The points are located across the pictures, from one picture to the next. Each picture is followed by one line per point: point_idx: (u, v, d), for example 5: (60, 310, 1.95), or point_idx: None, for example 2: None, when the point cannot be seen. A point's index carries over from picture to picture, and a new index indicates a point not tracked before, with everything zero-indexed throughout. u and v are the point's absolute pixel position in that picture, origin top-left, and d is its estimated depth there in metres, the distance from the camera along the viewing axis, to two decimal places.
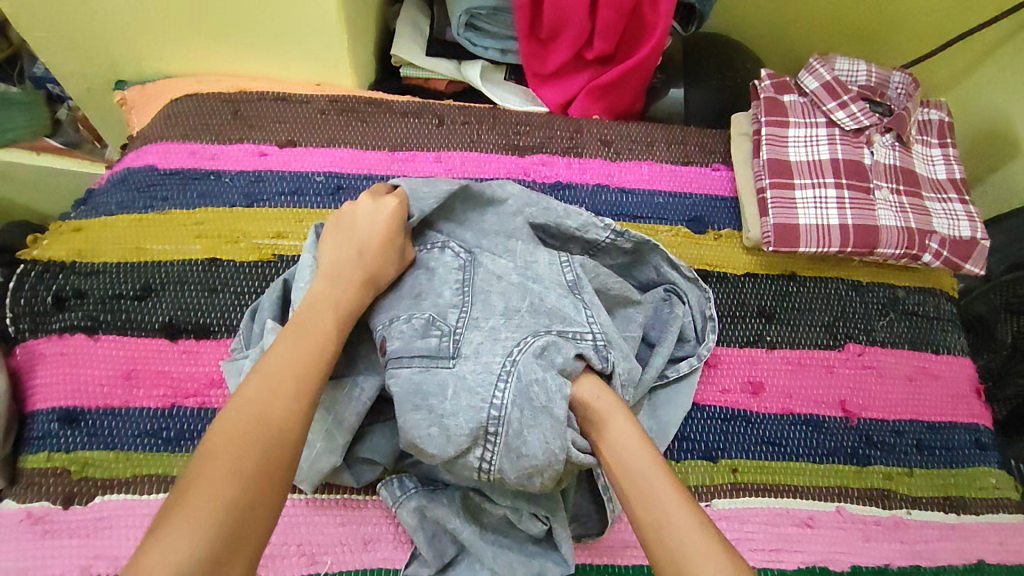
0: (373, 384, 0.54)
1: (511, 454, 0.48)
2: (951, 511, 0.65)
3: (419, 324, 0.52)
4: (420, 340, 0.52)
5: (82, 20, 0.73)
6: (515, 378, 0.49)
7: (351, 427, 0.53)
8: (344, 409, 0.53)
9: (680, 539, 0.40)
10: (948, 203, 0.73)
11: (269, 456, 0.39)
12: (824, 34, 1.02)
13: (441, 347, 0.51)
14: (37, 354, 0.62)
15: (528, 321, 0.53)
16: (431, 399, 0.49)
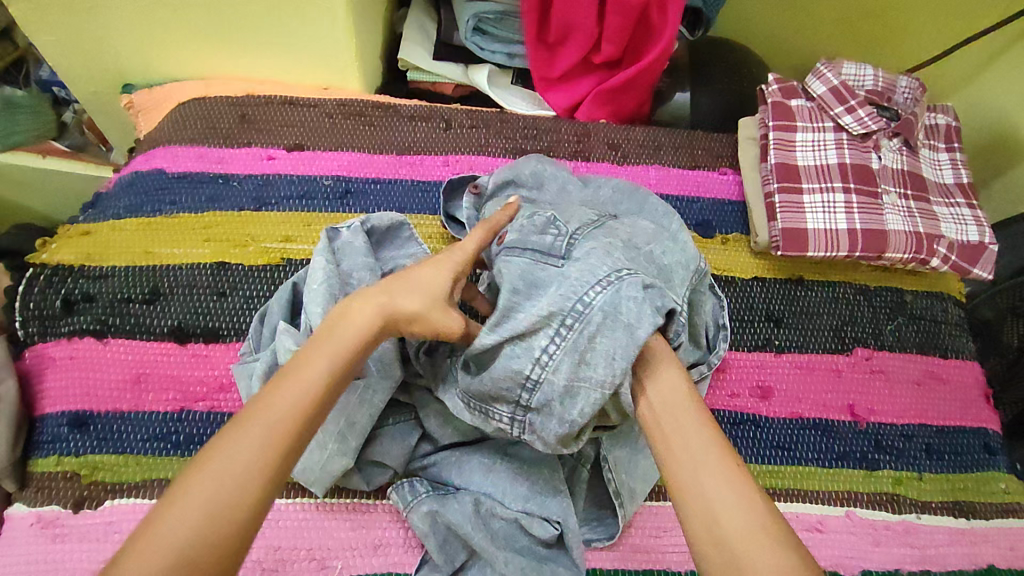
0: (385, 387, 0.55)
1: (573, 356, 0.46)
2: (960, 516, 0.64)
3: (532, 231, 0.54)
4: (536, 236, 0.53)
5: (90, 23, 0.73)
6: (609, 288, 0.46)
7: (364, 429, 0.54)
8: (357, 411, 0.54)
9: (711, 486, 0.39)
10: (956, 208, 0.73)
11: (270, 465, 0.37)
12: (829, 39, 1.02)
13: (553, 244, 0.52)
14: (46, 358, 0.62)
15: (636, 263, 0.50)
16: (529, 288, 0.49)
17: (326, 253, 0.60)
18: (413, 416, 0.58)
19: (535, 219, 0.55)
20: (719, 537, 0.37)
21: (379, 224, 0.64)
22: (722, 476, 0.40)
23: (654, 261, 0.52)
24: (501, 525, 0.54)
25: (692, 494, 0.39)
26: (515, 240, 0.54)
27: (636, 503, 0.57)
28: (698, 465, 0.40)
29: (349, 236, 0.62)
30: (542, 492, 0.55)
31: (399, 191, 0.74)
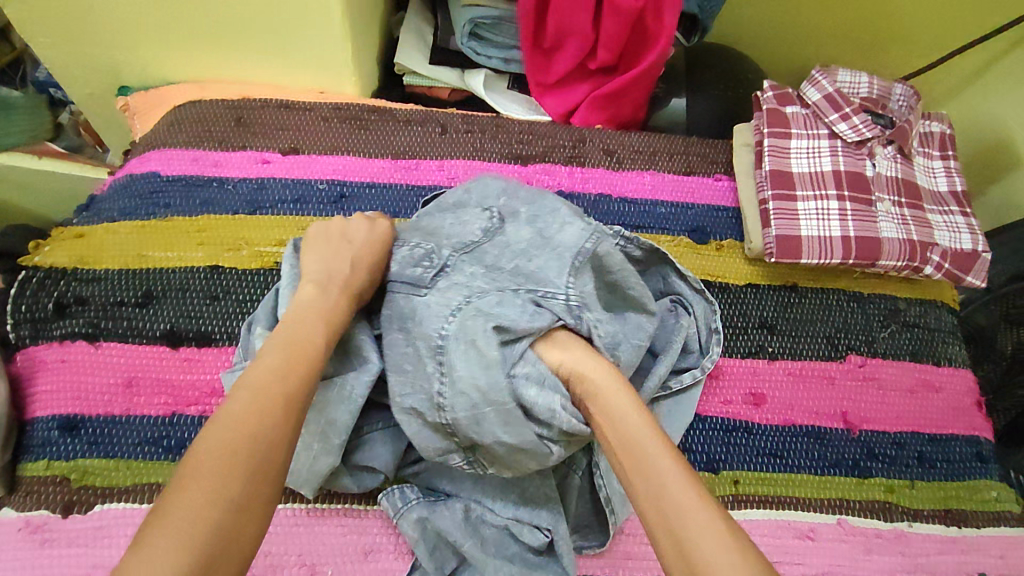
0: (363, 380, 0.53)
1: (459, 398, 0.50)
2: (952, 525, 0.64)
3: (421, 262, 0.58)
4: (411, 268, 0.58)
5: (86, 25, 0.73)
6: (458, 317, 0.53)
7: (345, 427, 0.53)
8: (336, 408, 0.53)
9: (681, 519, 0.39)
10: (949, 215, 0.73)
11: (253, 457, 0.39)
12: (826, 46, 1.02)
13: (423, 276, 0.57)
14: (37, 361, 0.62)
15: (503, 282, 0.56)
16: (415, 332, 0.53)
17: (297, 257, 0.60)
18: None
19: (414, 250, 0.60)
20: (663, 506, 0.40)
21: None
22: (660, 453, 0.43)
23: (526, 269, 0.57)
24: (492, 532, 0.54)
25: (637, 471, 0.43)
26: (396, 274, 0.58)
27: (627, 508, 0.57)
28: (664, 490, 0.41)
29: None
30: (533, 500, 0.55)
31: (393, 196, 0.74)
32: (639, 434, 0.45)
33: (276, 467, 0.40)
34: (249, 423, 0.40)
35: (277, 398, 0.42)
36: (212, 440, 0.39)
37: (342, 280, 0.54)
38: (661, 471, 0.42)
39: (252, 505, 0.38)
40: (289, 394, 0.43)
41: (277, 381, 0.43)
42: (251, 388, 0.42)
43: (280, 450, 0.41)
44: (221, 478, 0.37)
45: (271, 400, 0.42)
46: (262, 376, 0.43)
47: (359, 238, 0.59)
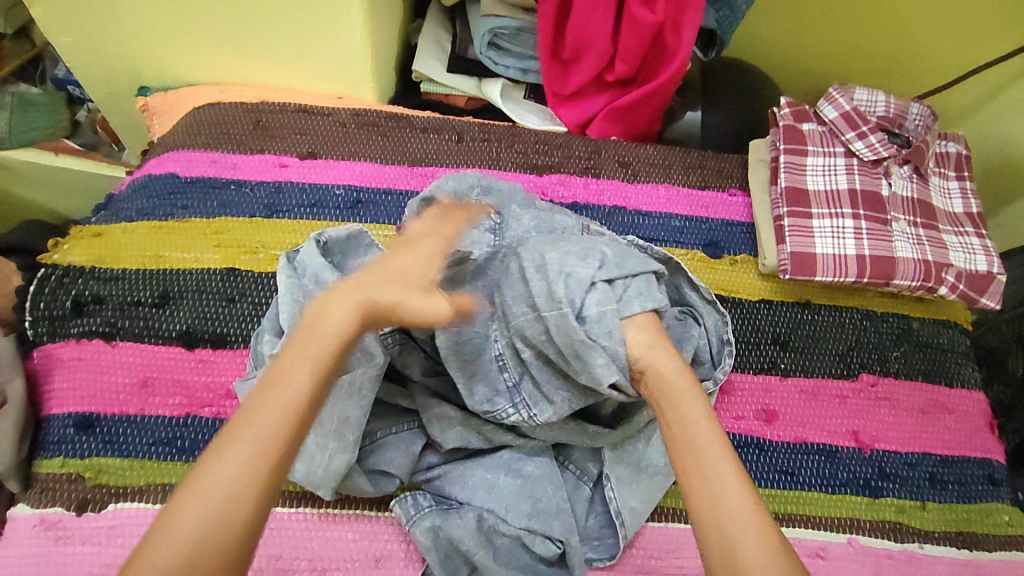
0: (369, 374, 0.54)
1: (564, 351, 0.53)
2: (963, 547, 0.64)
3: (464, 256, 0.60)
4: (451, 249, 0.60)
5: (109, 26, 0.74)
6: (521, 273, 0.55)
7: (359, 422, 0.53)
8: (348, 406, 0.53)
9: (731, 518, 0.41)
10: (965, 236, 0.73)
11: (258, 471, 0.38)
12: (841, 64, 1.03)
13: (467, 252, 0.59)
14: (54, 358, 0.62)
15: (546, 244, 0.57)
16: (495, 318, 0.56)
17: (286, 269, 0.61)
18: (419, 424, 0.58)
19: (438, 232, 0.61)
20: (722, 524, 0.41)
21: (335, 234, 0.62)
22: (722, 467, 0.44)
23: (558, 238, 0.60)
24: (504, 542, 0.54)
25: (698, 477, 0.44)
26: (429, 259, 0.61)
27: (638, 522, 0.57)
28: (716, 489, 0.43)
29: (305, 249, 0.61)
30: (544, 511, 0.55)
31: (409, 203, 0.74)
32: (705, 448, 0.45)
33: (238, 531, 0.37)
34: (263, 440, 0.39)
35: (247, 456, 0.38)
36: (177, 503, 0.37)
37: (366, 293, 0.48)
38: (724, 496, 0.42)
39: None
40: (264, 448, 0.39)
41: (253, 435, 0.39)
42: (225, 441, 0.39)
43: (242, 510, 0.37)
44: (226, 493, 0.37)
45: (243, 456, 0.38)
46: (280, 391, 0.41)
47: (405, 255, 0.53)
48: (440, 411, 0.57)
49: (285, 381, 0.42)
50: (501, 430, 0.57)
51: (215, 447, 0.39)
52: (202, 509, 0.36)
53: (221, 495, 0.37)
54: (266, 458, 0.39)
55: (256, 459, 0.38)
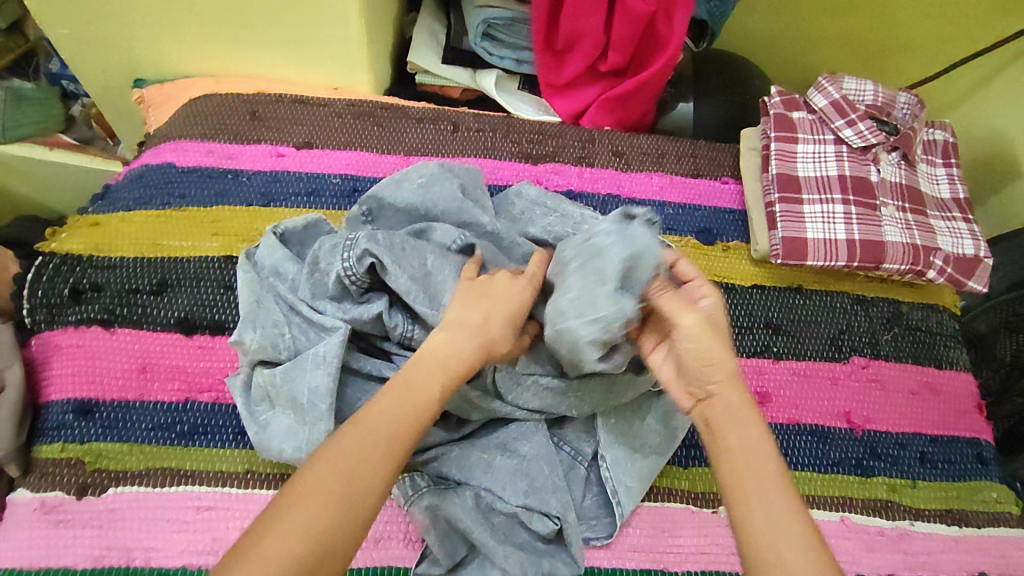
0: (333, 342, 0.55)
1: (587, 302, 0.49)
2: (952, 524, 0.65)
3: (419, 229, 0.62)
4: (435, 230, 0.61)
5: (104, 18, 0.74)
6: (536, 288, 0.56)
7: (328, 391, 0.53)
8: (314, 375, 0.54)
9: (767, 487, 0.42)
10: (952, 221, 0.75)
11: (353, 505, 0.39)
12: (829, 56, 1.04)
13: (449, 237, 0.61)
14: (52, 345, 0.63)
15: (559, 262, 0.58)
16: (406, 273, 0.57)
17: (246, 262, 0.61)
18: None
19: (407, 203, 0.64)
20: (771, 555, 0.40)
21: (292, 226, 0.63)
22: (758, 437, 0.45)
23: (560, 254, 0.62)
24: (501, 519, 0.55)
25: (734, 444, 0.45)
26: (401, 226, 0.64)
27: (634, 501, 0.58)
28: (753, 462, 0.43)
29: (264, 243, 0.62)
30: (541, 489, 0.56)
31: None
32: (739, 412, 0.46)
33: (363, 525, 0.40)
34: (362, 467, 0.40)
35: (382, 456, 0.41)
36: (315, 480, 0.39)
37: (476, 327, 0.49)
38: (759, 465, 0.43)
39: (344, 545, 0.38)
40: (396, 443, 0.42)
41: (387, 431, 0.42)
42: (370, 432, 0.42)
43: (378, 487, 0.41)
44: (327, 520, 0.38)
45: (373, 447, 0.41)
46: (384, 421, 0.42)
47: (504, 286, 0.52)
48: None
49: (408, 392, 0.44)
50: (489, 397, 0.57)
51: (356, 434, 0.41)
52: (342, 487, 0.39)
53: (363, 476, 0.40)
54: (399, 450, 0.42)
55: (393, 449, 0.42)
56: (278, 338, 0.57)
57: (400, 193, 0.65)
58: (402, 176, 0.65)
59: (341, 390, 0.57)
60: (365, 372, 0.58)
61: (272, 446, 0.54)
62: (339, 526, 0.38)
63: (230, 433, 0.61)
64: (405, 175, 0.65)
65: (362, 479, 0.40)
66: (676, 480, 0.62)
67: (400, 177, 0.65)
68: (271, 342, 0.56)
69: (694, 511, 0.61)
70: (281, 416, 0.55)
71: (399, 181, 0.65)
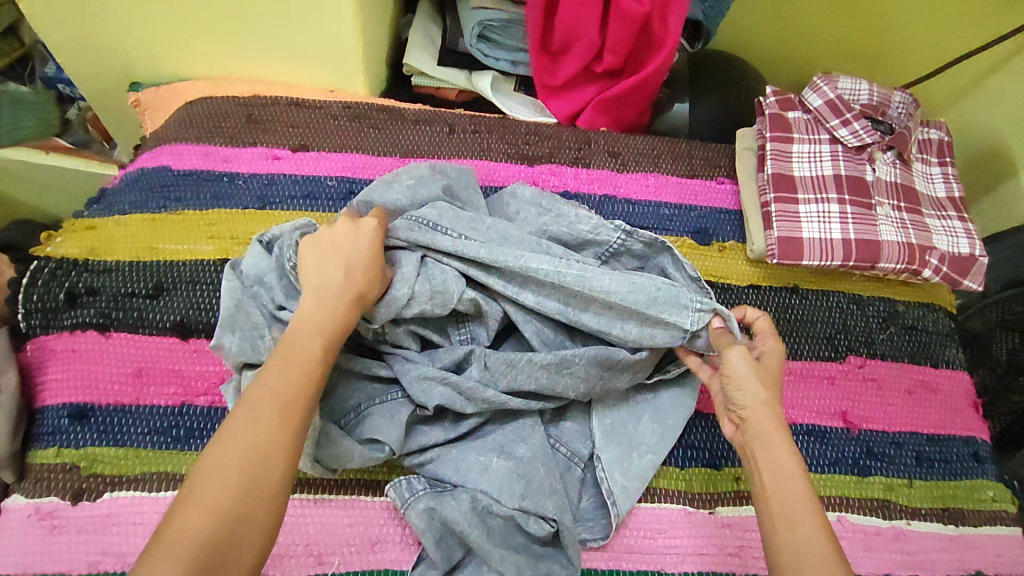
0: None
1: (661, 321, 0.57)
2: (949, 523, 0.65)
3: (418, 226, 0.59)
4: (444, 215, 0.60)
5: (98, 22, 0.74)
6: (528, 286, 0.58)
7: None
8: None
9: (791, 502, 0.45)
10: (947, 220, 0.75)
11: (258, 471, 0.40)
12: (824, 55, 1.04)
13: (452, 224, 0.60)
14: (47, 350, 0.62)
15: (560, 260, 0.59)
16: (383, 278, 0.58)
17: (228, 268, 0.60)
18: (401, 394, 0.58)
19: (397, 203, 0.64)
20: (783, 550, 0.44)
21: (279, 231, 0.63)
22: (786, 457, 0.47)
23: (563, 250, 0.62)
24: (497, 523, 0.55)
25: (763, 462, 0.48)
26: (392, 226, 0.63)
27: (630, 501, 0.58)
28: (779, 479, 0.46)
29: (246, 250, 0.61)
30: (537, 491, 0.55)
31: None
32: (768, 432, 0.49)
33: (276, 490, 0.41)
34: (261, 438, 0.41)
35: (276, 418, 0.43)
36: (216, 455, 0.40)
37: (340, 284, 0.51)
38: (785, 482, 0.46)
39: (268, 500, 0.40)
40: (289, 404, 0.43)
41: (280, 396, 0.44)
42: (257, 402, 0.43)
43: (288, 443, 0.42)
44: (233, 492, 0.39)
45: (268, 413, 0.42)
46: (268, 390, 0.44)
47: (345, 238, 0.54)
48: (418, 373, 0.56)
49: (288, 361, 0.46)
50: (481, 388, 0.56)
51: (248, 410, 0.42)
52: (244, 463, 0.40)
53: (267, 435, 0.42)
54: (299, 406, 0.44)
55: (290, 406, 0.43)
56: (259, 339, 0.56)
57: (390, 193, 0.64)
58: (390, 177, 0.65)
59: (333, 390, 0.58)
60: (359, 371, 0.58)
61: None
62: (246, 496, 0.39)
63: None
64: (394, 176, 0.65)
65: (257, 448, 0.41)
66: (673, 481, 0.62)
67: (390, 178, 0.65)
68: (252, 344, 0.55)
69: (691, 512, 0.61)
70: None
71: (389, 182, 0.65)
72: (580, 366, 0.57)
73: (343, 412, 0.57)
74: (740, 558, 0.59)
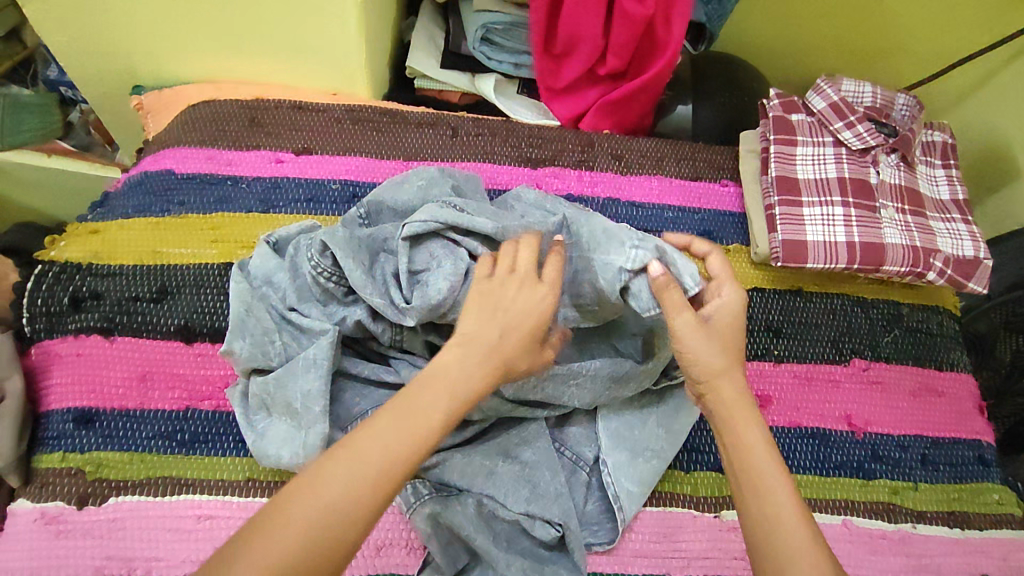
0: (323, 345, 0.54)
1: (598, 267, 0.54)
2: (954, 526, 0.65)
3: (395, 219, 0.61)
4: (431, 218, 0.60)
5: (102, 25, 0.74)
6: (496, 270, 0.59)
7: (322, 394, 0.53)
8: (305, 378, 0.54)
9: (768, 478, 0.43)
10: (952, 223, 0.75)
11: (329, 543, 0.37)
12: (827, 57, 1.04)
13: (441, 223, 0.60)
14: (52, 354, 0.62)
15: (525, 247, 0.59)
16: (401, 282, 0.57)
17: (240, 268, 0.60)
18: None
19: (404, 203, 0.64)
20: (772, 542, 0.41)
21: (289, 233, 0.63)
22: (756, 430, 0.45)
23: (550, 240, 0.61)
24: (503, 526, 0.56)
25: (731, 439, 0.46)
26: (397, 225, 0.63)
27: (636, 506, 0.58)
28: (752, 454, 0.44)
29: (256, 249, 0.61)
30: (543, 496, 0.56)
31: None
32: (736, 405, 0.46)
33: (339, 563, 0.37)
34: (347, 503, 0.38)
35: (367, 494, 0.38)
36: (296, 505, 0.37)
37: (488, 346, 0.45)
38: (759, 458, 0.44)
39: (339, 552, 0.37)
40: (396, 455, 0.40)
41: (380, 464, 0.39)
42: (368, 437, 0.40)
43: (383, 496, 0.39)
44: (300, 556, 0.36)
45: (365, 475, 0.39)
46: (371, 451, 0.40)
47: (515, 296, 0.48)
48: None
49: (415, 402, 0.42)
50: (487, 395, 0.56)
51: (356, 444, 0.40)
52: (322, 525, 0.37)
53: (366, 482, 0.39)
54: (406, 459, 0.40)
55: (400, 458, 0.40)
56: (268, 344, 0.57)
57: (397, 194, 0.64)
58: (401, 178, 0.65)
59: (340, 395, 0.58)
60: (364, 377, 0.59)
61: (269, 455, 0.54)
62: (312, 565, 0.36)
63: (231, 441, 0.61)
64: (405, 177, 0.65)
65: (342, 517, 0.38)
66: (678, 485, 0.62)
67: (402, 177, 0.65)
68: (261, 349, 0.57)
69: (697, 516, 0.61)
70: (278, 422, 0.56)
71: (397, 182, 0.65)
72: (587, 377, 0.57)
73: (350, 418, 0.57)
74: (745, 562, 0.59)
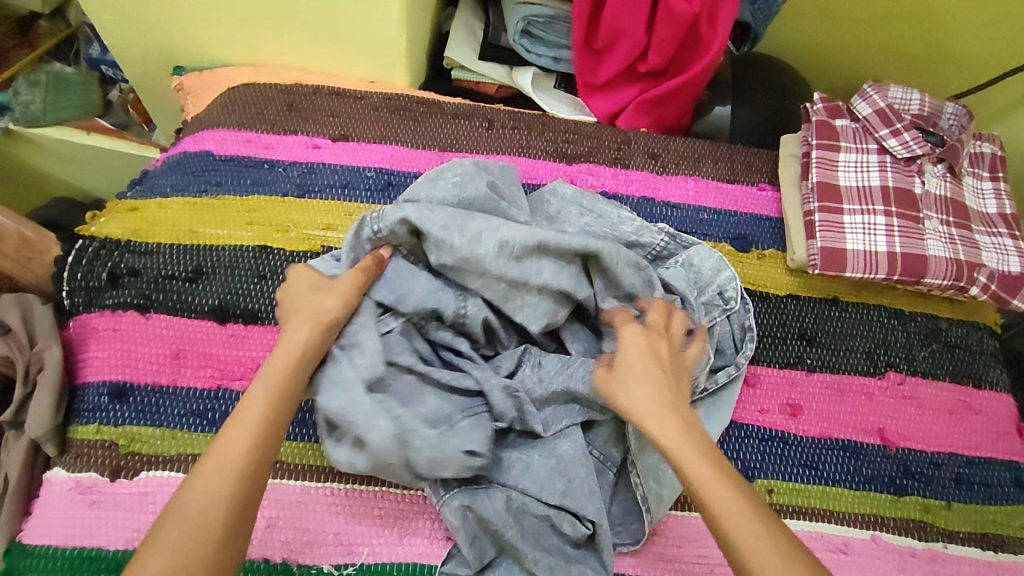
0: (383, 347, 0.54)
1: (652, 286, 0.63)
2: (987, 549, 0.64)
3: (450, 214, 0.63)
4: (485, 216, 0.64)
5: (147, 6, 0.75)
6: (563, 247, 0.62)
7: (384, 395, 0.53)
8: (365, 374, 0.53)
9: (665, 425, 0.50)
10: (998, 237, 0.73)
11: (211, 514, 0.41)
12: (875, 61, 1.02)
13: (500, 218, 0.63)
14: (89, 328, 0.64)
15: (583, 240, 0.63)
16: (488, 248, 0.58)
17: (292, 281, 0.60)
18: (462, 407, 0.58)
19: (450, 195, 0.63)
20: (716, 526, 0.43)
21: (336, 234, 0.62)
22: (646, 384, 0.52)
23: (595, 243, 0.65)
24: (532, 522, 0.55)
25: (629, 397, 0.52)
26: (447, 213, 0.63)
27: (663, 509, 0.57)
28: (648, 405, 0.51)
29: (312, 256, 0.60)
30: (577, 491, 0.55)
31: None
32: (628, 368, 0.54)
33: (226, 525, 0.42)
34: (216, 482, 0.43)
35: (228, 465, 0.44)
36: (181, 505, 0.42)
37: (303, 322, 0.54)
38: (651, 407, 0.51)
39: (219, 515, 0.42)
40: (253, 436, 0.46)
41: (236, 445, 0.45)
42: (195, 484, 0.43)
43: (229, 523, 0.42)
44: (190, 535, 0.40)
45: (229, 458, 0.44)
46: (229, 443, 0.45)
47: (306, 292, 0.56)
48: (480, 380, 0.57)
49: (233, 433, 0.46)
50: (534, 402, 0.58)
51: (172, 514, 0.41)
52: (201, 508, 0.42)
53: (209, 512, 0.42)
54: (244, 478, 0.44)
55: (235, 479, 0.44)
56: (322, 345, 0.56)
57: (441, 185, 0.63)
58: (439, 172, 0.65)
59: None
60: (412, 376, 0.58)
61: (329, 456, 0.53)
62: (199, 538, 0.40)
63: None
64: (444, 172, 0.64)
65: (212, 490, 0.42)
66: None
67: (440, 171, 0.65)
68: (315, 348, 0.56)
69: None
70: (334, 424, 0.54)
71: (437, 177, 0.64)
72: None
73: None
74: None
